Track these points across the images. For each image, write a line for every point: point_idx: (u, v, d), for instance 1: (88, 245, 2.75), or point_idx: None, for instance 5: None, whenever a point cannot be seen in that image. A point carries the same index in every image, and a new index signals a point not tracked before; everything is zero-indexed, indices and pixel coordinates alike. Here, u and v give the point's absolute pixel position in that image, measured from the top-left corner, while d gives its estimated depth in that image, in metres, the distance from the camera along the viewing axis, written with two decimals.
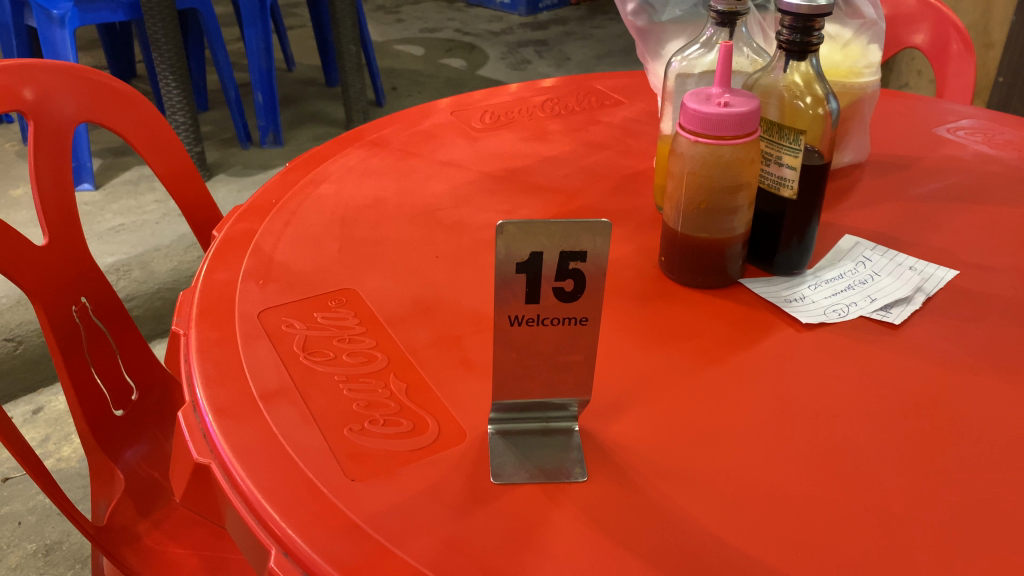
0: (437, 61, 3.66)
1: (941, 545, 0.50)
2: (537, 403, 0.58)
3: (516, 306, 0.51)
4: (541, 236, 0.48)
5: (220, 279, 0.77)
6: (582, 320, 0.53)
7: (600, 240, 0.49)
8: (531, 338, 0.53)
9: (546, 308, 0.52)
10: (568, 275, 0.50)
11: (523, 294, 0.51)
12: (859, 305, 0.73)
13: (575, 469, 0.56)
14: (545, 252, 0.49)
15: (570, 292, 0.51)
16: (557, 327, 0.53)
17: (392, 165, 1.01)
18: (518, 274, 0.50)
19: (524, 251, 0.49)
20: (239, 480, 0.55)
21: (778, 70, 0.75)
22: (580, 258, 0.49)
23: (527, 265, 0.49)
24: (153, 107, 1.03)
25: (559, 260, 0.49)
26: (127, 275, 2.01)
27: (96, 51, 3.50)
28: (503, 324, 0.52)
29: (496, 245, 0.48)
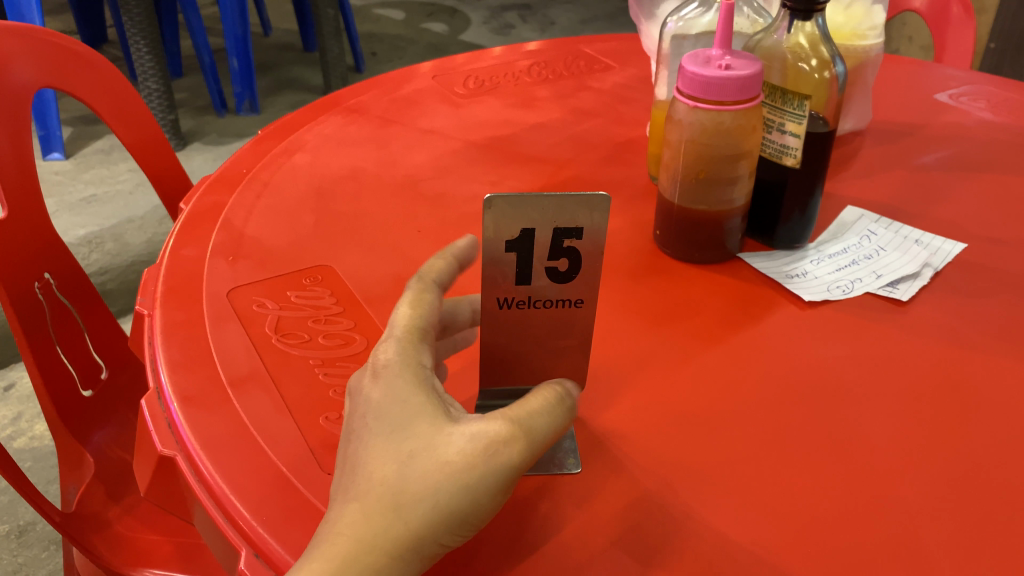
0: (418, 25, 3.57)
1: (959, 540, 0.47)
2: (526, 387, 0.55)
3: (505, 287, 0.47)
4: (533, 210, 0.44)
5: (187, 255, 0.72)
6: (577, 302, 0.49)
7: (598, 213, 0.45)
8: (521, 320, 0.49)
9: (539, 290, 0.48)
10: (562, 254, 0.46)
11: (512, 274, 0.46)
12: (864, 281, 0.69)
13: (568, 459, 0.53)
14: (537, 229, 0.45)
15: (565, 272, 0.47)
16: (551, 310, 0.49)
17: (371, 133, 0.96)
18: (507, 252, 0.45)
19: (514, 225, 0.44)
20: (206, 473, 0.51)
21: (782, 30, 0.70)
22: (576, 235, 0.45)
23: (518, 243, 0.45)
24: (117, 71, 0.97)
25: (553, 237, 0.45)
26: (99, 248, 1.94)
27: (65, 15, 3.38)
28: (491, 307, 0.48)
29: (483, 221, 0.44)
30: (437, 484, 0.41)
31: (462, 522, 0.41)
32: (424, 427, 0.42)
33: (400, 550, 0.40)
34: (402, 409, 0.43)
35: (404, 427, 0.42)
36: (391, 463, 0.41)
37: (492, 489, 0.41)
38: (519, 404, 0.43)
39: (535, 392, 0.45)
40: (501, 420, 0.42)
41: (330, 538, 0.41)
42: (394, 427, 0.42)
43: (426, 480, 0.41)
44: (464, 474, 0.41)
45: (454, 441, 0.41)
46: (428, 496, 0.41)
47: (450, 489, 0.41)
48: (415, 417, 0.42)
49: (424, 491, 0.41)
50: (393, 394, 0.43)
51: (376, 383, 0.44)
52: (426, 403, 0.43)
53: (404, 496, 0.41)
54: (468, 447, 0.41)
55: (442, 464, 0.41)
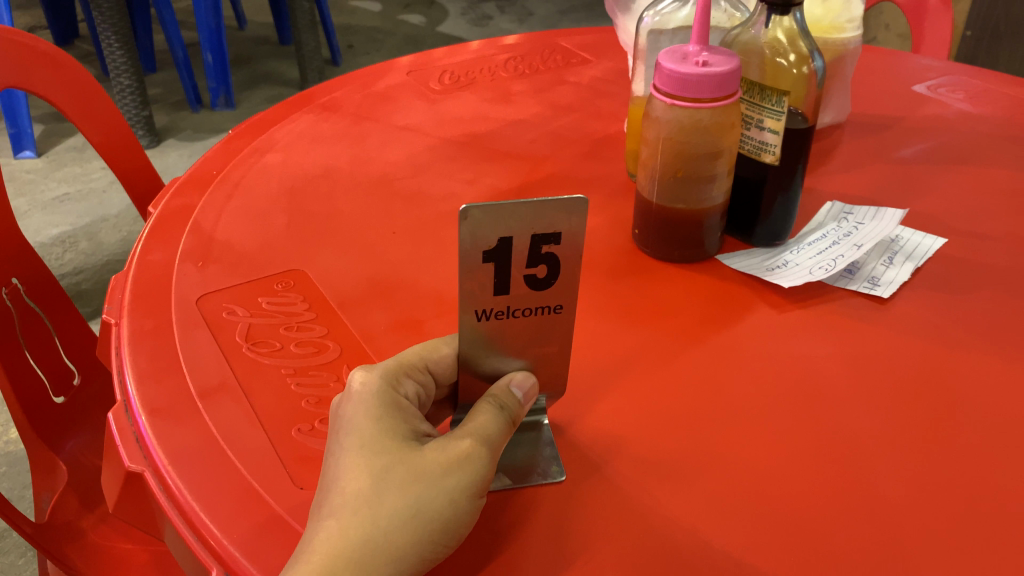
0: (395, 17, 3.54)
1: (945, 541, 0.46)
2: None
3: (483, 299, 0.46)
4: (510, 218, 0.42)
5: (155, 261, 0.71)
6: (556, 308, 0.48)
7: (577, 219, 0.44)
8: (500, 331, 0.48)
9: (518, 298, 0.46)
10: (540, 260, 0.45)
11: (491, 285, 0.45)
12: (846, 256, 0.69)
13: (552, 468, 0.52)
14: (515, 237, 0.43)
15: (544, 278, 0.46)
16: (530, 318, 0.48)
17: (345, 131, 0.94)
18: (484, 262, 0.44)
19: (493, 234, 0.43)
20: (175, 489, 0.50)
21: (760, 25, 0.69)
22: (554, 240, 0.44)
23: (496, 253, 0.44)
24: (82, 71, 0.95)
25: (532, 245, 0.44)
26: (74, 247, 1.90)
27: (34, 10, 3.32)
28: (469, 320, 0.47)
29: (462, 233, 0.42)
30: (415, 492, 0.41)
31: (438, 534, 0.41)
32: (395, 442, 0.42)
33: (380, 562, 0.40)
34: (373, 426, 0.43)
35: (377, 441, 0.42)
36: (365, 475, 0.41)
37: (465, 499, 0.42)
38: (481, 417, 0.45)
39: (490, 401, 0.46)
40: (467, 435, 0.43)
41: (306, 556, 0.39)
42: (365, 441, 0.42)
43: (403, 489, 0.41)
44: (440, 481, 0.41)
45: (426, 452, 0.42)
46: (406, 505, 0.40)
47: (427, 497, 0.41)
48: (386, 433, 0.43)
49: (401, 498, 0.40)
50: (364, 412, 0.43)
51: (347, 405, 0.44)
52: (394, 421, 0.43)
53: (381, 505, 0.40)
54: (443, 457, 0.42)
55: (419, 472, 0.41)
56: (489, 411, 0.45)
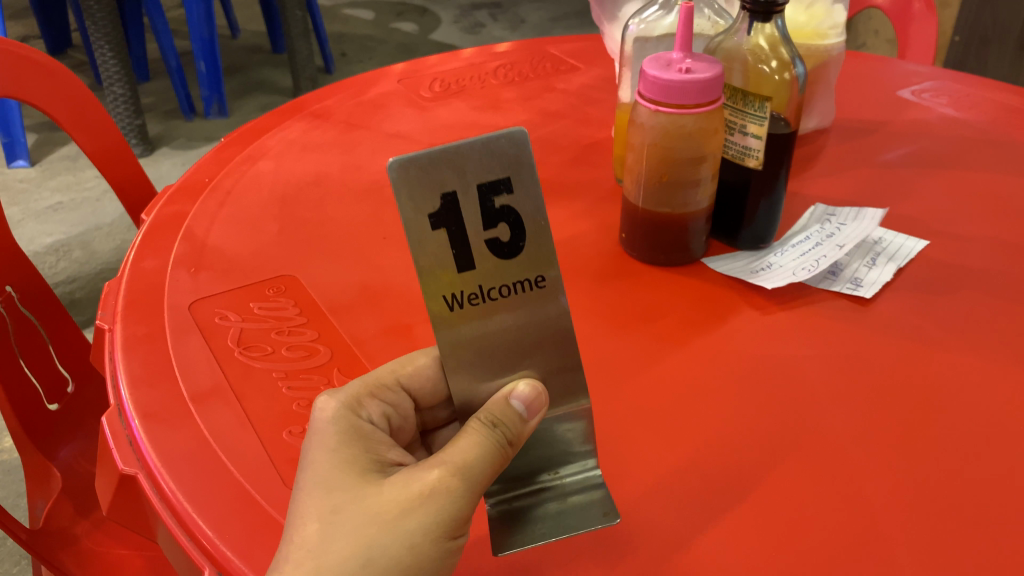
0: (387, 25, 3.55)
1: (923, 536, 0.47)
2: (537, 444, 0.50)
3: (449, 279, 0.42)
4: (448, 168, 0.40)
5: (147, 268, 0.71)
6: (537, 281, 0.44)
7: (523, 156, 0.40)
8: (478, 320, 0.44)
9: (489, 275, 0.43)
10: (499, 219, 0.42)
11: (451, 258, 0.42)
12: (828, 257, 0.70)
13: (607, 511, 0.49)
14: (460, 192, 0.41)
15: (509, 241, 0.42)
16: (511, 298, 0.44)
17: (336, 138, 0.95)
18: (434, 230, 0.41)
19: (430, 191, 0.40)
20: (168, 491, 0.51)
21: (742, 33, 0.70)
22: (505, 189, 0.41)
23: (444, 216, 0.41)
24: (75, 81, 0.96)
25: (482, 199, 0.41)
26: (68, 256, 1.91)
27: (28, 20, 3.33)
28: (440, 311, 0.43)
29: (395, 196, 0.40)
30: (368, 535, 0.40)
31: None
32: (351, 480, 0.42)
33: None
34: (331, 464, 0.43)
35: (332, 480, 0.42)
36: (315, 519, 0.41)
37: (428, 538, 0.41)
38: (457, 443, 0.43)
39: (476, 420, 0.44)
40: (435, 468, 0.42)
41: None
42: (317, 483, 0.42)
43: (356, 533, 0.40)
44: (396, 522, 0.40)
45: (382, 492, 0.41)
46: (357, 550, 0.40)
47: (381, 540, 0.40)
48: (343, 471, 0.43)
49: (349, 547, 0.40)
50: (323, 450, 0.44)
51: (311, 442, 0.45)
52: (353, 459, 0.43)
53: (327, 554, 0.40)
54: (400, 496, 0.41)
55: (373, 514, 0.41)
56: (473, 435, 0.43)
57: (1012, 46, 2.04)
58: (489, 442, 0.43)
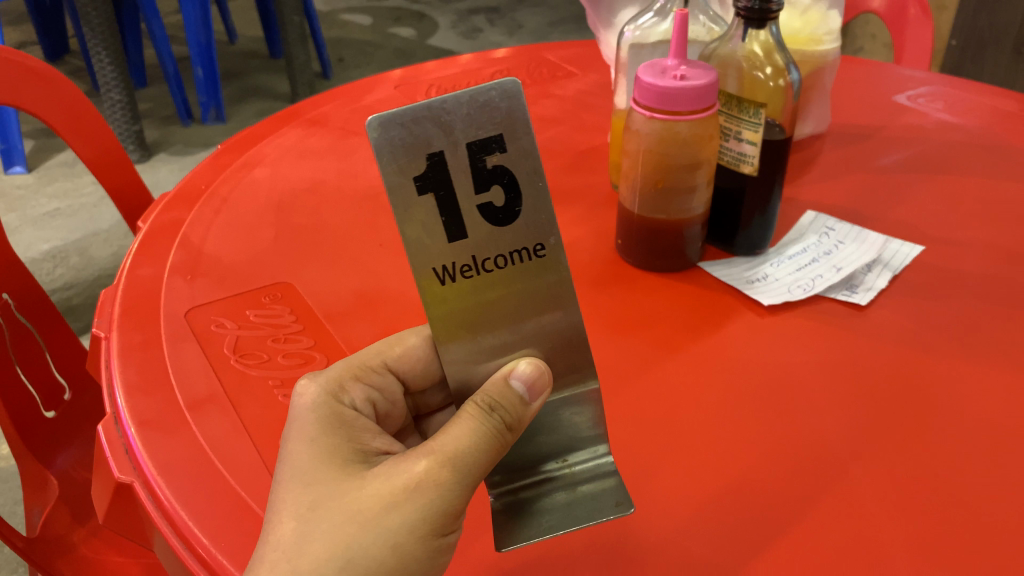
0: (384, 31, 3.56)
1: (918, 542, 0.47)
2: (550, 429, 0.49)
3: (439, 250, 0.42)
4: (433, 128, 0.40)
5: (143, 275, 0.71)
6: (535, 249, 0.44)
7: (512, 111, 0.41)
8: (472, 295, 0.44)
9: (481, 244, 0.43)
10: (490, 181, 0.42)
11: (441, 226, 0.42)
12: (825, 277, 0.70)
13: (620, 502, 0.49)
14: (447, 152, 0.41)
15: (501, 205, 0.42)
16: (507, 269, 0.44)
17: (332, 145, 0.95)
18: (422, 195, 0.41)
19: (416, 152, 0.40)
20: (163, 499, 0.51)
21: (737, 39, 0.70)
22: (495, 147, 0.41)
23: (430, 179, 0.41)
24: (72, 88, 0.96)
25: (471, 159, 0.41)
26: (65, 262, 1.91)
27: (25, 26, 3.33)
28: (432, 285, 0.43)
29: (379, 158, 0.40)
30: (349, 534, 0.40)
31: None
32: (331, 475, 0.42)
33: None
34: (311, 459, 0.43)
35: (311, 475, 0.42)
36: (293, 516, 0.41)
37: (413, 534, 0.41)
38: (444, 434, 0.42)
39: (466, 409, 0.43)
40: (420, 462, 0.42)
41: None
42: (296, 479, 0.42)
43: (337, 530, 0.40)
44: (379, 519, 0.40)
45: (365, 487, 0.41)
46: (339, 549, 0.40)
47: (364, 537, 0.40)
48: (323, 465, 0.43)
49: (326, 547, 0.40)
50: (304, 443, 0.44)
51: (293, 434, 0.45)
52: (332, 453, 0.43)
53: (304, 554, 0.39)
54: (382, 492, 0.41)
55: (355, 510, 0.41)
56: (466, 425, 0.43)
57: (1008, 50, 2.05)
58: (478, 432, 0.42)
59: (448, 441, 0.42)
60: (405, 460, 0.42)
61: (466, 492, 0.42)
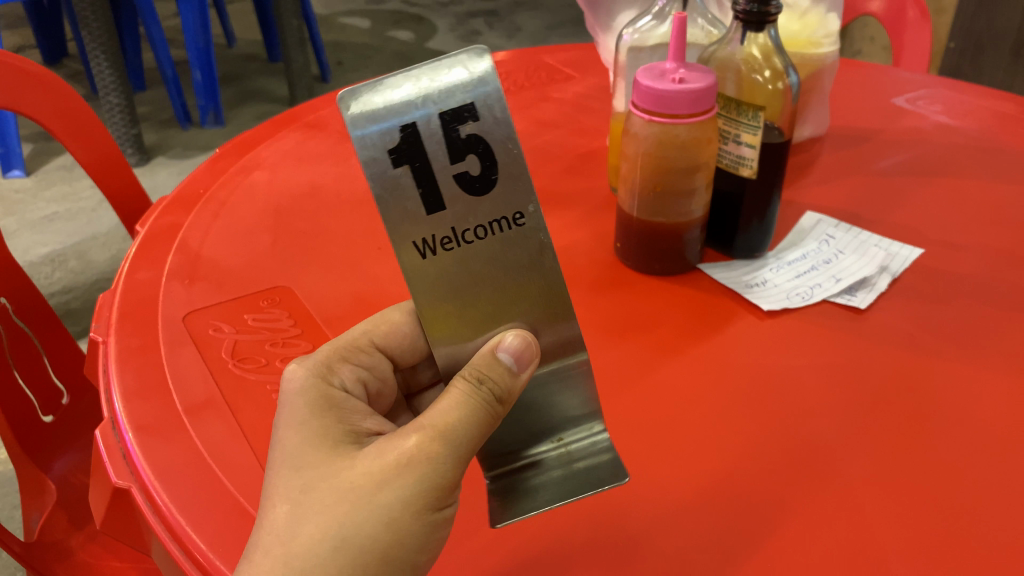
0: (383, 34, 3.56)
1: (920, 545, 0.47)
2: (540, 408, 0.50)
3: (419, 222, 0.42)
4: (402, 98, 0.41)
5: (141, 279, 0.71)
6: (515, 218, 0.43)
7: (481, 78, 0.41)
8: (453, 266, 0.43)
9: (459, 215, 0.43)
10: (465, 150, 0.42)
11: (419, 199, 0.42)
12: (823, 288, 0.70)
13: (613, 472, 0.50)
14: (419, 123, 0.41)
15: (478, 175, 0.42)
16: (485, 240, 0.43)
17: (331, 149, 0.95)
18: (397, 168, 0.41)
19: (388, 124, 0.41)
20: (161, 504, 0.50)
21: (735, 42, 0.70)
22: (467, 116, 0.41)
23: (406, 151, 0.41)
24: (70, 92, 0.96)
25: (444, 130, 0.41)
26: (64, 266, 1.91)
27: (24, 29, 3.33)
28: (413, 260, 0.43)
29: (353, 128, 0.40)
30: (342, 514, 0.40)
31: (376, 559, 0.40)
32: (323, 456, 0.42)
33: None
34: (301, 441, 0.43)
35: (302, 458, 0.42)
36: (286, 499, 0.41)
37: (408, 510, 0.41)
38: (434, 410, 0.43)
39: (454, 385, 0.44)
40: (412, 439, 0.42)
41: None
42: (287, 463, 0.42)
43: (330, 512, 0.40)
44: (373, 497, 0.40)
45: (357, 467, 0.41)
46: (332, 530, 0.40)
47: (358, 516, 0.40)
48: (314, 447, 0.42)
49: (321, 528, 0.40)
50: (294, 425, 0.44)
51: (281, 416, 0.45)
52: (322, 435, 0.43)
53: (298, 537, 0.40)
54: (375, 471, 0.41)
55: (349, 490, 0.41)
56: (452, 400, 0.43)
57: (1007, 52, 2.04)
58: (467, 406, 0.43)
59: (439, 417, 0.42)
60: (397, 438, 0.42)
61: (458, 466, 0.42)
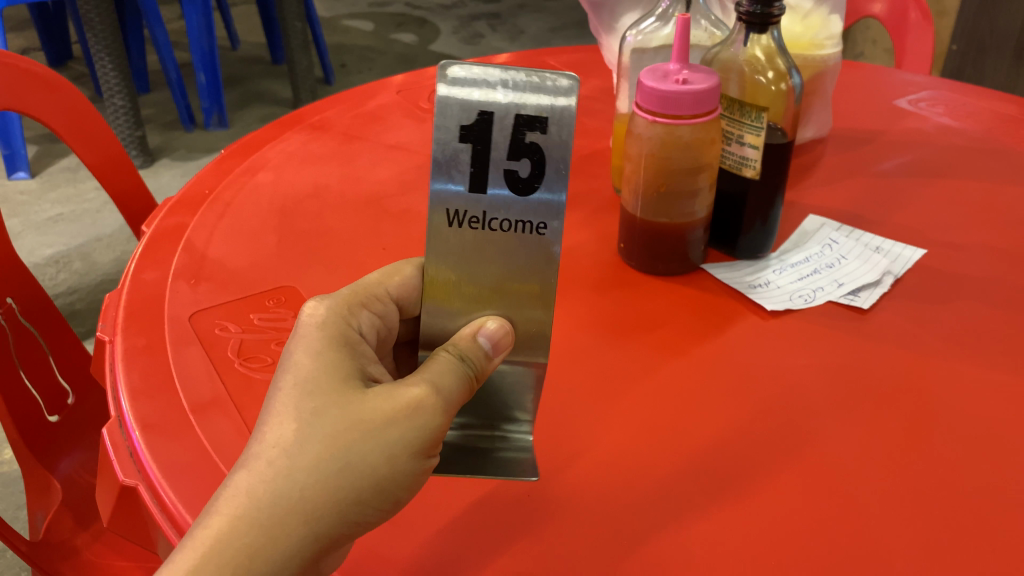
0: (387, 36, 3.56)
1: (920, 542, 0.47)
2: (491, 393, 0.52)
3: (456, 195, 0.44)
4: (490, 90, 0.43)
5: (148, 279, 0.72)
6: (539, 228, 0.45)
7: (564, 102, 0.42)
8: (473, 246, 0.45)
9: (495, 203, 0.44)
10: (523, 152, 0.43)
11: (467, 176, 0.44)
12: (826, 290, 0.70)
13: (524, 468, 0.53)
14: (496, 114, 0.43)
15: (525, 179, 0.44)
16: (510, 234, 0.45)
17: (335, 150, 0.95)
18: (462, 142, 0.43)
19: (469, 105, 0.43)
20: (168, 502, 0.51)
21: (738, 43, 0.71)
22: (538, 127, 0.43)
23: (475, 132, 0.43)
24: (77, 94, 0.96)
25: (514, 129, 0.43)
26: (68, 267, 1.91)
27: (29, 32, 3.35)
28: (439, 224, 0.45)
29: (440, 94, 0.43)
30: (348, 441, 0.40)
31: (368, 491, 0.41)
32: (334, 385, 0.42)
33: (300, 519, 0.39)
34: (315, 368, 0.43)
35: (314, 383, 0.42)
36: (294, 418, 0.41)
37: (406, 449, 0.42)
38: (435, 366, 0.44)
39: (450, 349, 0.45)
40: (417, 385, 0.43)
41: (221, 509, 0.39)
42: (299, 385, 0.42)
43: (336, 438, 0.40)
44: (378, 431, 0.41)
45: (367, 399, 0.42)
46: (336, 453, 0.40)
47: (360, 445, 0.41)
48: (326, 375, 0.42)
49: (326, 449, 0.40)
50: (308, 353, 0.43)
51: (295, 343, 0.44)
52: (338, 366, 0.43)
53: (303, 456, 0.40)
54: (383, 407, 0.41)
55: (356, 419, 0.41)
56: (448, 362, 0.44)
57: (1009, 54, 2.05)
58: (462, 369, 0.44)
59: (438, 373, 0.44)
60: (402, 382, 0.43)
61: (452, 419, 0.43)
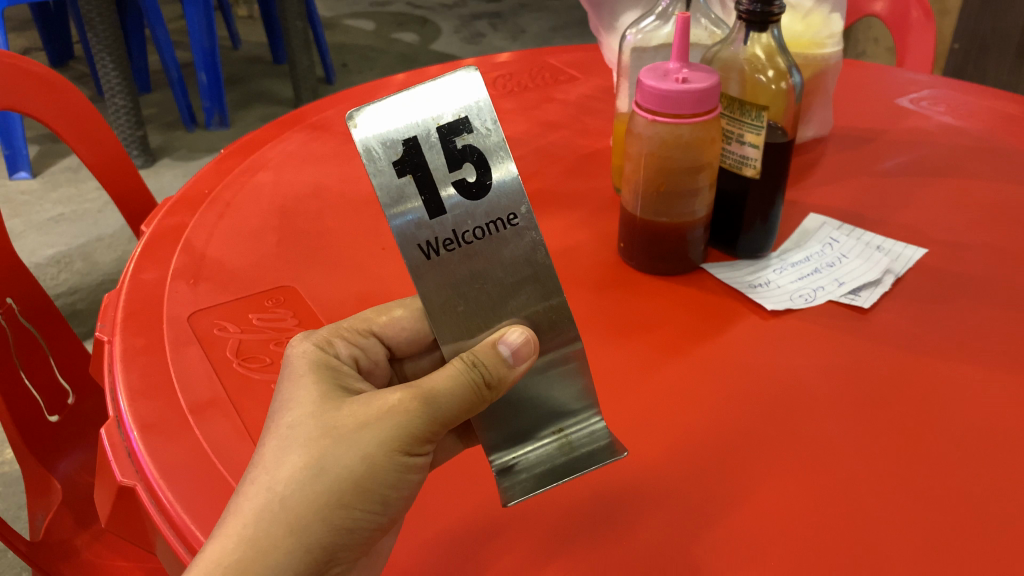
0: (388, 36, 3.56)
1: (922, 543, 0.47)
2: (544, 399, 0.50)
3: (422, 226, 0.43)
4: (406, 114, 0.43)
5: (147, 279, 0.72)
6: (510, 219, 0.44)
7: (478, 96, 0.43)
8: (454, 268, 0.44)
9: (459, 218, 0.43)
10: (461, 159, 0.43)
11: (421, 204, 0.43)
12: (827, 290, 0.70)
13: (609, 450, 0.51)
14: (420, 137, 0.43)
15: (475, 183, 0.43)
16: (487, 240, 0.44)
17: (335, 149, 0.95)
18: (401, 177, 0.42)
19: (392, 137, 0.42)
20: (166, 503, 0.51)
21: (738, 42, 0.71)
22: (463, 129, 0.43)
23: (408, 163, 0.42)
24: (77, 94, 0.96)
25: (442, 142, 0.43)
26: (69, 267, 1.91)
27: (32, 32, 3.35)
28: (417, 260, 0.43)
29: (359, 142, 0.41)
30: (324, 449, 0.41)
31: (350, 494, 0.41)
32: (313, 400, 0.43)
33: (281, 528, 0.40)
34: (297, 389, 0.44)
35: (294, 401, 0.43)
36: (274, 436, 0.42)
37: (384, 451, 0.42)
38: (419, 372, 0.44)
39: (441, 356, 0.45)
40: (396, 391, 0.43)
41: (211, 527, 0.40)
42: (281, 406, 0.44)
43: (313, 447, 0.41)
44: (354, 436, 0.42)
45: (343, 411, 0.43)
46: (312, 461, 0.41)
47: (336, 452, 0.41)
48: (307, 393, 0.44)
49: (303, 458, 0.41)
50: (292, 377, 0.45)
51: (282, 372, 0.46)
52: (320, 384, 0.44)
53: (280, 467, 0.41)
54: (358, 415, 0.42)
55: (331, 429, 0.42)
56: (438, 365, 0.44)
57: (1012, 53, 2.04)
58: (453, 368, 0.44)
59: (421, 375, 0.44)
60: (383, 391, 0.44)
61: (439, 420, 0.43)
